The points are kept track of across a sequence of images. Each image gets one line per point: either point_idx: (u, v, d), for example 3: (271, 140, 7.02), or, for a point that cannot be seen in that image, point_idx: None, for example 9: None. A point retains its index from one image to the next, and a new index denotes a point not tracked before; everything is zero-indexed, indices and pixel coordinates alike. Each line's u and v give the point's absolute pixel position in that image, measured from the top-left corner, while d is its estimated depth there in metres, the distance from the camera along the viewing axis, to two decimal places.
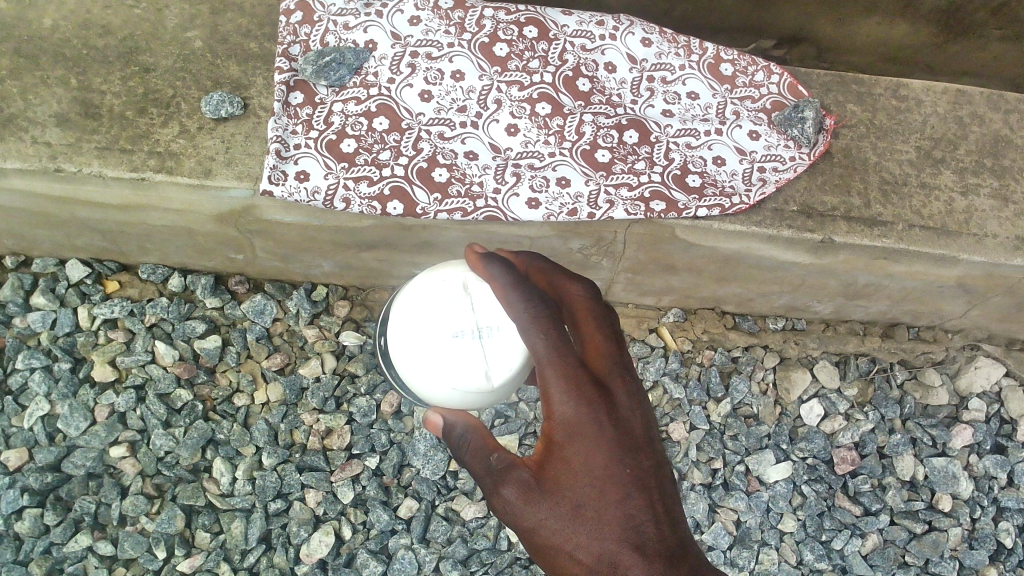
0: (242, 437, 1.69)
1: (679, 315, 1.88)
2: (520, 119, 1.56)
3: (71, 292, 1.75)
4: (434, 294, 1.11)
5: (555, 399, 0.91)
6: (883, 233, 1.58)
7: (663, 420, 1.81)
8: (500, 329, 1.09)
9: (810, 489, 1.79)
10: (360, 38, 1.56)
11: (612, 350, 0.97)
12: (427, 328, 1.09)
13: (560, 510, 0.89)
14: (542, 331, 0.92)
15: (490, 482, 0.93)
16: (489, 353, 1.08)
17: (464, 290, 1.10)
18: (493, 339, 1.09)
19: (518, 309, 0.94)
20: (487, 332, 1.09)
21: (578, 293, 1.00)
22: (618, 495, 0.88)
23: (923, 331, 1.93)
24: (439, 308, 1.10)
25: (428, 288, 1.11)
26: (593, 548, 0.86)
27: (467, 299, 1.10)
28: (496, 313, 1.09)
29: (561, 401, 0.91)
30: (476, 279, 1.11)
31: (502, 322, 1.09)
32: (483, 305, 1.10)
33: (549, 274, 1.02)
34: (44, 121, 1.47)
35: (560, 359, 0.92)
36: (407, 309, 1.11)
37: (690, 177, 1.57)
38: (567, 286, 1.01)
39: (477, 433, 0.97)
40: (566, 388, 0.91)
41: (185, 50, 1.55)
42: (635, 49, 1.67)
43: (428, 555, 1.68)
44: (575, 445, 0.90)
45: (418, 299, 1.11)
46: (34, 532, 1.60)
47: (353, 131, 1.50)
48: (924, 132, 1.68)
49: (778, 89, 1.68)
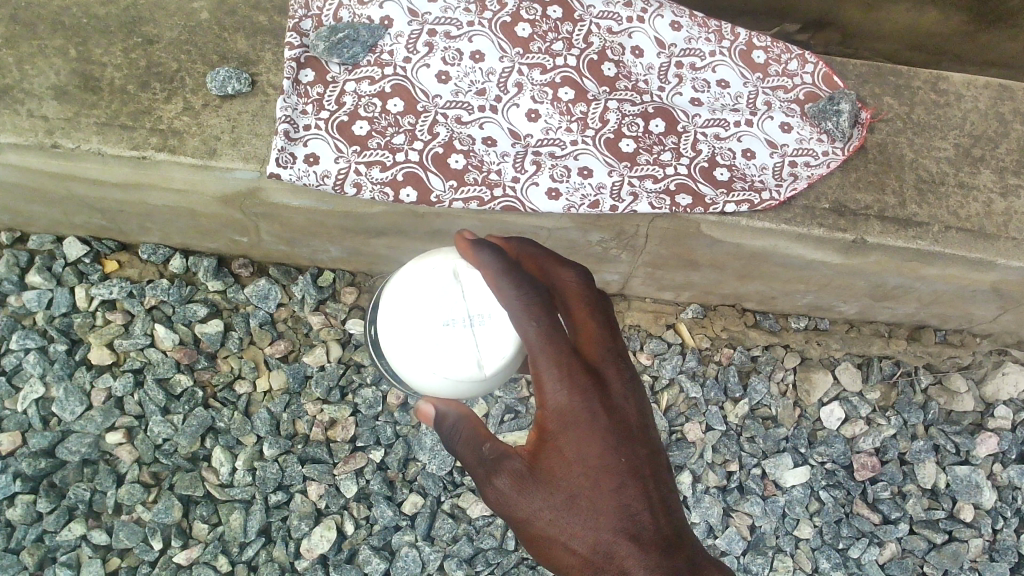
0: (242, 427, 1.64)
1: (699, 311, 1.81)
2: (541, 105, 1.48)
3: (67, 271, 1.68)
4: (425, 281, 1.03)
5: (548, 388, 0.87)
6: (918, 235, 1.51)
7: (677, 420, 1.74)
8: (493, 316, 1.02)
9: (828, 495, 1.73)
10: (375, 14, 1.47)
11: (606, 336, 0.91)
12: (419, 318, 1.02)
13: (555, 501, 0.85)
14: (534, 319, 0.86)
15: (482, 472, 0.88)
16: (481, 337, 1.02)
17: (454, 276, 1.03)
18: (485, 327, 1.02)
19: (508, 296, 0.87)
20: (478, 320, 1.02)
21: (570, 280, 0.94)
22: (612, 485, 0.85)
23: (951, 334, 1.86)
24: (431, 295, 1.03)
25: (420, 275, 1.04)
26: (589, 539, 0.83)
27: (457, 286, 1.03)
28: (488, 300, 1.03)
29: (554, 390, 0.86)
30: (467, 266, 1.04)
31: (494, 310, 1.02)
32: (473, 287, 1.03)
33: (539, 258, 0.96)
34: (41, 93, 1.40)
35: (553, 348, 0.86)
36: (399, 297, 1.04)
37: (718, 171, 1.49)
38: (558, 271, 0.95)
39: (469, 423, 0.91)
40: (559, 378, 0.86)
41: (190, 22, 1.47)
42: (663, 33, 1.57)
43: (432, 553, 1.63)
44: (569, 433, 0.86)
45: (410, 287, 1.04)
46: (26, 520, 1.56)
47: (365, 113, 1.42)
48: (964, 129, 1.60)
49: (813, 79, 1.59)
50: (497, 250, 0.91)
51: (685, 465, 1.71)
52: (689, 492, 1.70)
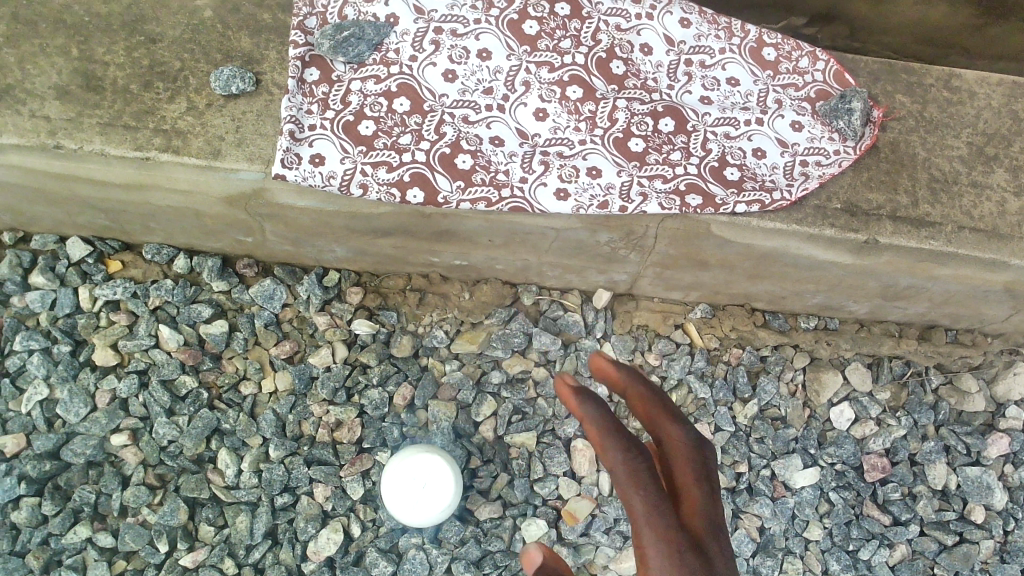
0: (248, 428, 1.63)
1: (707, 311, 1.79)
2: (549, 104, 1.47)
3: (71, 271, 1.67)
4: (401, 468, 1.50)
5: (647, 560, 0.76)
6: (930, 235, 1.49)
7: (686, 421, 1.73)
8: (445, 482, 1.51)
9: (837, 496, 1.72)
10: (381, 12, 1.46)
11: (709, 508, 0.81)
12: (399, 482, 1.50)
13: None
14: (638, 489, 0.78)
15: None
16: (436, 495, 1.50)
17: (432, 461, 1.52)
18: (437, 485, 1.50)
19: (613, 461, 0.79)
20: (434, 480, 1.51)
21: (677, 439, 0.85)
22: None
23: (962, 334, 1.82)
24: (407, 476, 1.50)
25: (398, 467, 1.51)
26: None
27: (432, 459, 1.52)
28: (446, 476, 1.52)
29: (654, 563, 0.76)
30: (444, 462, 1.53)
31: (447, 479, 1.51)
32: (429, 459, 1.52)
33: (645, 409, 0.87)
34: (43, 93, 1.38)
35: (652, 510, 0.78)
36: (385, 482, 1.51)
37: (728, 170, 1.47)
38: (664, 432, 0.86)
39: None
40: (661, 548, 0.76)
41: (194, 20, 1.46)
42: (673, 30, 1.55)
43: (439, 556, 1.60)
44: None
45: (391, 477, 1.51)
46: (31, 522, 1.55)
47: (372, 112, 1.40)
48: (977, 127, 1.58)
49: (824, 76, 1.57)
50: (604, 405, 0.81)
51: None
52: None
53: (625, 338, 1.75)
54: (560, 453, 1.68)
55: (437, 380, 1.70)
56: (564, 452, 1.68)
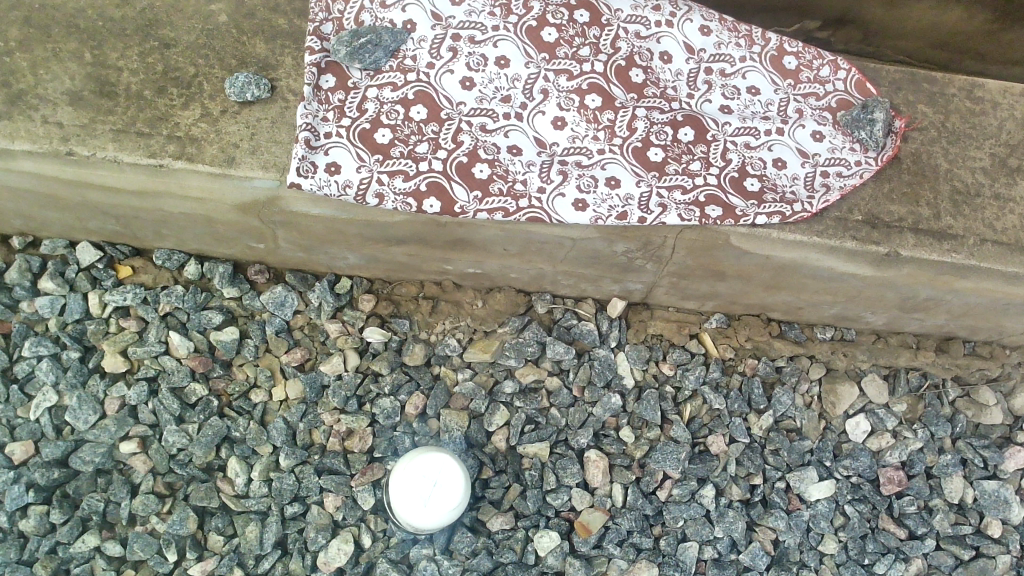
0: (258, 436, 1.61)
1: (723, 320, 1.77)
2: (568, 112, 1.44)
3: (80, 277, 1.65)
4: (409, 468, 1.49)
5: None
6: (953, 248, 1.47)
7: (701, 432, 1.71)
8: (453, 483, 1.48)
9: (853, 509, 1.70)
10: (398, 18, 1.43)
11: None
12: (408, 483, 1.49)
13: None
14: None
15: None
16: (446, 494, 1.48)
17: (443, 462, 1.50)
18: (444, 486, 1.48)
19: None
20: (442, 482, 1.48)
21: None
22: None
23: (979, 346, 1.82)
24: (416, 475, 1.48)
25: (407, 468, 1.49)
26: None
27: (442, 461, 1.50)
28: (453, 477, 1.49)
29: None
30: (453, 463, 1.50)
31: (454, 481, 1.48)
32: (438, 457, 1.50)
33: None
34: (56, 99, 1.37)
35: None
36: (394, 483, 1.50)
37: (748, 181, 1.45)
38: None
39: None
40: None
41: (209, 24, 1.44)
42: (692, 38, 1.53)
43: (451, 568, 1.57)
44: None
45: (399, 478, 1.49)
46: (39, 531, 1.54)
47: (388, 120, 1.38)
48: (1000, 139, 1.56)
49: (845, 86, 1.54)
50: None
51: (707, 478, 1.68)
52: (712, 506, 1.67)
53: (639, 347, 1.73)
54: (573, 463, 1.65)
55: (449, 389, 1.68)
56: (577, 462, 1.66)
